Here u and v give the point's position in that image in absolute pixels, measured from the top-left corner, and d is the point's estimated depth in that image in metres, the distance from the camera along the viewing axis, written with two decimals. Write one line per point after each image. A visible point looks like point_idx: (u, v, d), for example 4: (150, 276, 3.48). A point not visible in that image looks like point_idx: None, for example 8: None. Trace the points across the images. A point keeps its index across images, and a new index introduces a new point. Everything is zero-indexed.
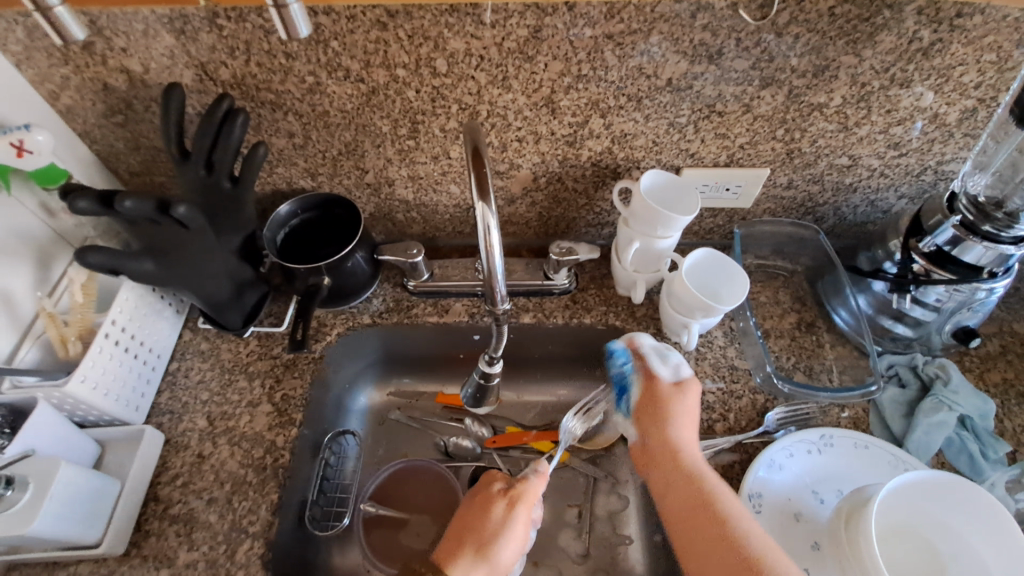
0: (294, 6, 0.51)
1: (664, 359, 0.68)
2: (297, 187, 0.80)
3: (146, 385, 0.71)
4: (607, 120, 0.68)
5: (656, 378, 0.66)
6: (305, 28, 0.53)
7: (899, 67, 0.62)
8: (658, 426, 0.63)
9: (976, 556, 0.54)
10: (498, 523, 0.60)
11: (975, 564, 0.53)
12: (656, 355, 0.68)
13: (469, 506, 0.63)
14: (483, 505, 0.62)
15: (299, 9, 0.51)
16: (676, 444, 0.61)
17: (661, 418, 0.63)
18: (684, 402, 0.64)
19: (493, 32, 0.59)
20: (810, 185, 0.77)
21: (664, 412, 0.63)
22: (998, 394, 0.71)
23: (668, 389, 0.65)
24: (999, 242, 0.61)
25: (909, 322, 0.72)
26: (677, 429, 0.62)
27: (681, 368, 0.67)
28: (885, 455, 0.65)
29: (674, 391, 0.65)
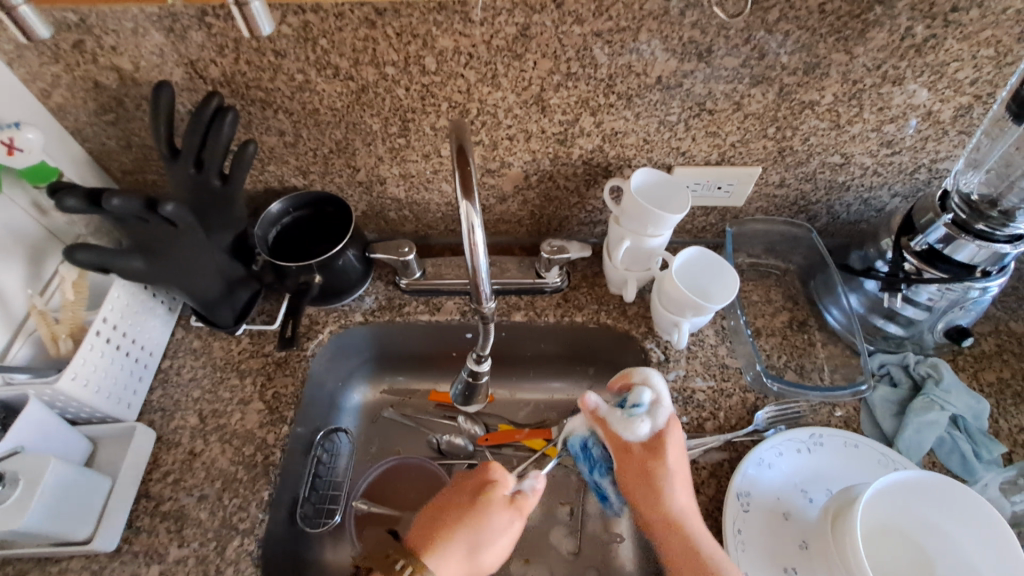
0: (256, 5, 0.53)
1: (629, 421, 0.61)
2: (289, 185, 0.80)
3: (138, 383, 0.71)
4: (597, 118, 0.68)
5: (627, 445, 0.61)
6: (267, 26, 0.54)
7: (891, 64, 0.61)
8: (647, 495, 0.58)
9: (963, 557, 0.53)
10: (494, 529, 0.56)
11: (963, 567, 0.53)
12: (624, 413, 0.62)
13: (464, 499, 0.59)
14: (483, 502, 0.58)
15: (260, 7, 0.53)
16: (678, 511, 0.57)
17: (650, 482, 0.58)
18: (666, 456, 0.59)
19: (482, 30, 0.59)
20: (803, 183, 0.76)
21: (657, 481, 0.58)
22: (993, 394, 0.71)
23: (644, 453, 0.60)
24: (994, 241, 0.61)
25: (901, 321, 0.72)
26: (662, 498, 0.58)
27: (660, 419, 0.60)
28: (875, 454, 0.65)
29: (648, 454, 0.60)
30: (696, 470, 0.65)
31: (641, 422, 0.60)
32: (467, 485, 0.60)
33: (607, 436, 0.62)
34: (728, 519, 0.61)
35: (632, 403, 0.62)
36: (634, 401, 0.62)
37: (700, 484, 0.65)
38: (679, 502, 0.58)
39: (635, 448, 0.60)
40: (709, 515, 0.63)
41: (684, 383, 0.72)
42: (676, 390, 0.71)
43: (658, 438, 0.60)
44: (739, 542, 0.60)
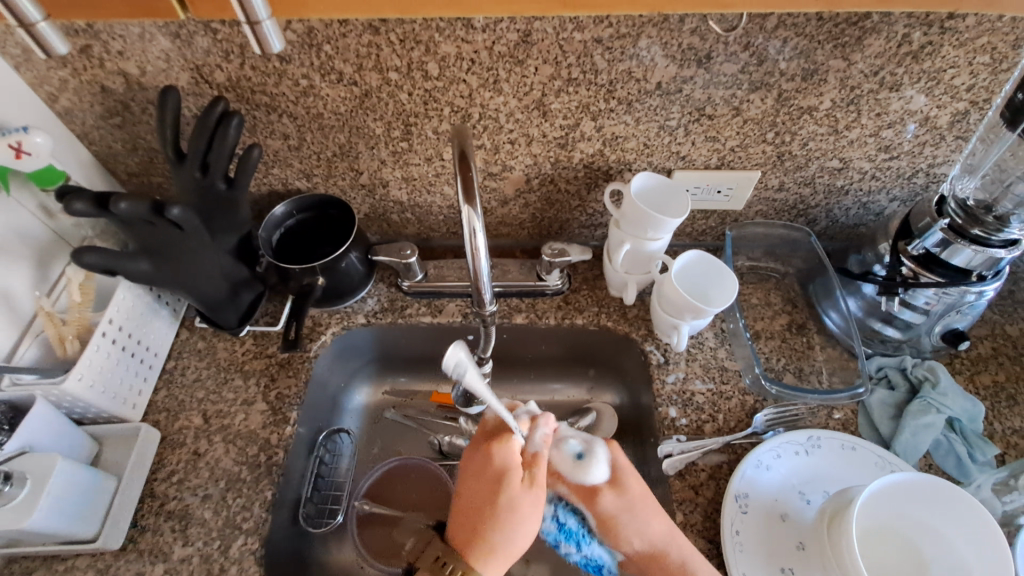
0: (266, 23, 0.54)
1: (574, 466, 0.61)
2: (293, 188, 0.81)
3: (143, 383, 0.72)
4: (598, 123, 0.69)
5: (590, 490, 0.60)
6: (278, 44, 0.56)
7: (888, 70, 0.62)
8: (627, 527, 0.58)
9: (957, 559, 0.54)
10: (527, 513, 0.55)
11: (957, 567, 0.53)
12: (570, 455, 0.62)
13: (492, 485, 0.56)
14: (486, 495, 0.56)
15: (271, 26, 0.54)
16: (660, 536, 0.58)
17: (626, 518, 0.58)
18: (633, 489, 0.59)
19: (484, 36, 0.60)
20: (802, 187, 0.77)
21: (625, 519, 0.58)
22: (988, 396, 0.72)
23: (608, 496, 0.59)
24: (989, 246, 0.62)
25: (898, 325, 0.72)
26: (636, 534, 0.58)
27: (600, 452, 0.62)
28: (872, 456, 0.65)
29: (612, 495, 0.60)
30: (695, 472, 0.66)
31: (586, 462, 0.61)
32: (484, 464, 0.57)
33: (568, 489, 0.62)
34: (726, 520, 0.61)
35: (570, 453, 0.62)
36: (565, 444, 0.63)
37: (699, 486, 0.65)
38: (657, 526, 0.58)
39: (592, 492, 0.60)
40: (707, 517, 0.63)
41: (684, 386, 0.72)
42: (675, 392, 0.72)
43: (611, 474, 0.61)
44: (737, 542, 0.60)
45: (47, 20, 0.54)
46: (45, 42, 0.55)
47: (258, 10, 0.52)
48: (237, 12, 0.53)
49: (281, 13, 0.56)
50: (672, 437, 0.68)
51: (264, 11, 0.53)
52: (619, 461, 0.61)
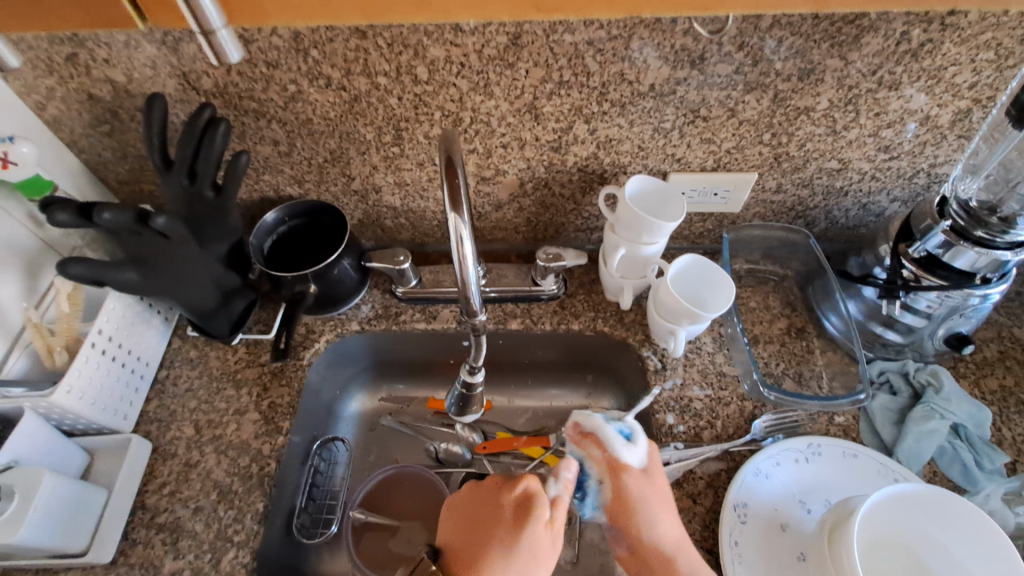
0: (222, 32, 0.57)
1: (620, 443, 0.59)
2: (285, 194, 0.80)
3: (134, 394, 0.71)
4: (591, 126, 0.68)
5: (619, 468, 0.58)
6: (234, 53, 0.60)
7: (887, 69, 0.61)
8: (654, 519, 0.56)
9: (953, 558, 0.54)
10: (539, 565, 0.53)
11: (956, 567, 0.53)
12: (617, 440, 0.59)
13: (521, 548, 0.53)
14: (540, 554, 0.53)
15: (226, 34, 0.58)
16: (672, 541, 0.55)
17: (656, 511, 0.56)
18: (660, 486, 0.58)
19: (474, 39, 0.59)
20: (800, 189, 0.76)
21: (648, 507, 0.56)
22: (995, 401, 0.70)
23: (637, 483, 0.57)
24: (993, 248, 0.60)
25: (900, 328, 0.71)
26: (660, 526, 0.56)
27: (642, 446, 0.59)
28: (875, 464, 0.64)
29: (642, 480, 0.58)
30: (693, 481, 0.65)
31: (634, 446, 0.59)
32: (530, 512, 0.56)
33: (599, 459, 0.59)
34: (725, 531, 0.60)
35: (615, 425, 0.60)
36: (612, 422, 0.60)
37: (697, 494, 0.64)
38: (670, 529, 0.56)
39: (618, 474, 0.58)
40: (705, 527, 0.62)
41: (682, 392, 0.71)
42: (673, 399, 0.71)
43: (642, 469, 0.59)
44: (736, 554, 0.59)
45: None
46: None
47: (213, 19, 0.56)
48: (193, 23, 0.57)
49: (236, 20, 0.58)
50: (670, 444, 0.67)
51: (218, 20, 0.56)
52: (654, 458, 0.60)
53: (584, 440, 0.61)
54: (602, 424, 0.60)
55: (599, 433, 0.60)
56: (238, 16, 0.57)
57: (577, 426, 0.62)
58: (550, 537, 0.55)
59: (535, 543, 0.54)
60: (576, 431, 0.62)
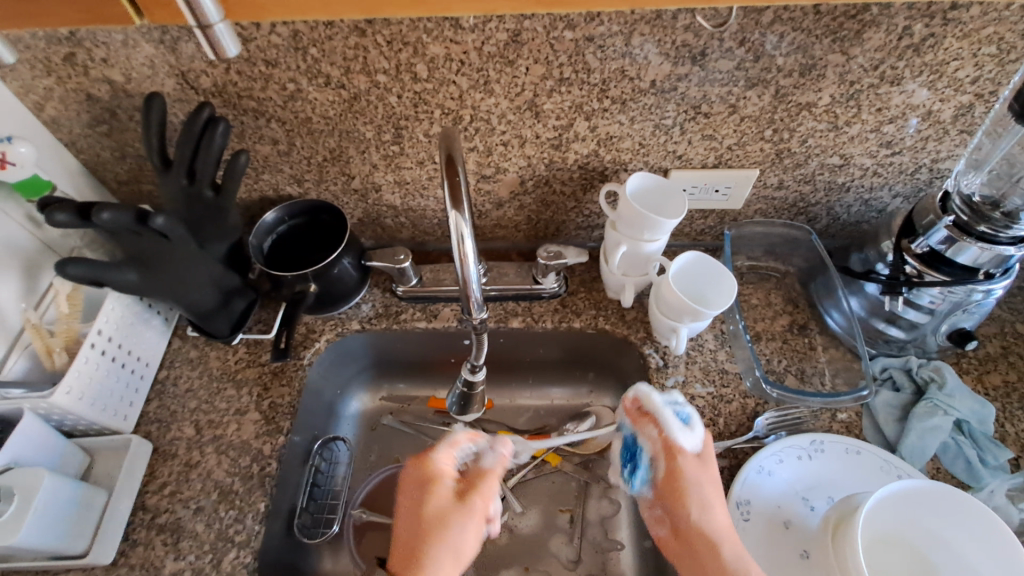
0: (219, 26, 0.53)
1: (680, 427, 0.59)
2: (284, 193, 0.79)
3: (134, 394, 0.71)
4: (592, 123, 0.67)
5: (673, 451, 0.59)
6: (233, 47, 0.55)
7: (889, 64, 0.60)
8: (699, 506, 0.57)
9: (959, 555, 0.54)
10: (458, 534, 0.55)
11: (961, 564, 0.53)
12: (676, 424, 0.59)
13: (433, 522, 0.56)
14: (455, 521, 0.56)
15: (225, 28, 0.54)
16: (718, 531, 0.56)
17: (705, 502, 0.57)
18: (711, 473, 0.58)
19: (473, 36, 0.58)
20: (802, 185, 0.75)
21: (693, 491, 0.57)
22: (998, 397, 0.70)
23: (689, 465, 0.58)
24: (996, 243, 0.60)
25: (903, 324, 0.71)
26: (710, 514, 0.56)
27: (699, 431, 0.60)
28: (878, 460, 0.64)
29: (696, 465, 0.58)
30: None
31: (692, 431, 0.59)
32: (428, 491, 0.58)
33: (654, 437, 0.61)
34: None
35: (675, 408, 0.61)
36: (673, 405, 0.61)
37: None
38: (718, 521, 0.56)
39: (669, 455, 0.60)
40: None
41: (684, 389, 0.71)
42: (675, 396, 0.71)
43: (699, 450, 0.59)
44: None
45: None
46: None
47: (210, 13, 0.52)
48: (188, 17, 0.52)
49: (236, 15, 0.55)
50: None
51: (216, 14, 0.52)
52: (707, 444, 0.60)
53: (641, 418, 0.63)
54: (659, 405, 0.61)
55: (653, 412, 0.61)
56: (239, 12, 0.54)
57: (636, 402, 0.63)
58: (459, 503, 0.57)
59: (442, 514, 0.56)
60: (631, 409, 0.64)
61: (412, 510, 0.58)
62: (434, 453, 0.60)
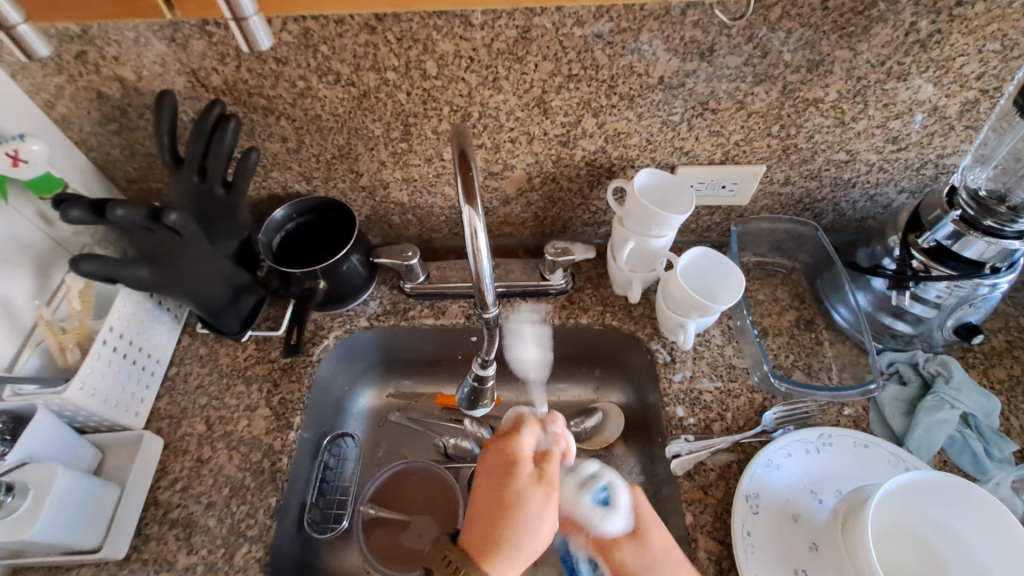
0: (253, 18, 0.52)
1: (599, 515, 0.60)
2: (293, 191, 0.80)
3: (145, 391, 0.72)
4: (600, 119, 0.68)
5: (607, 542, 0.59)
6: (266, 40, 0.55)
7: (896, 60, 0.61)
8: None
9: (967, 546, 0.54)
10: (535, 512, 0.56)
11: (970, 556, 0.54)
12: (597, 513, 0.60)
13: (512, 502, 0.56)
14: (533, 501, 0.56)
15: (259, 21, 0.53)
16: None
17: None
18: (654, 548, 0.57)
19: (483, 33, 0.59)
20: (808, 181, 0.76)
21: (643, 574, 0.56)
22: (1004, 391, 0.70)
23: (626, 552, 0.58)
24: (1002, 237, 0.60)
25: (909, 319, 0.71)
26: None
27: (620, 510, 0.60)
28: (885, 454, 0.64)
29: (633, 549, 0.57)
30: (704, 472, 0.65)
31: (612, 510, 0.60)
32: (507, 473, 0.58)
33: (585, 540, 0.61)
34: (737, 521, 0.60)
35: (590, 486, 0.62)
36: (589, 485, 0.62)
37: (709, 486, 0.64)
38: None
39: (604, 547, 0.60)
40: (717, 518, 0.62)
41: (691, 384, 0.71)
42: (683, 391, 0.71)
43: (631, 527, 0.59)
44: (748, 544, 0.59)
45: (27, 22, 0.52)
46: (24, 42, 0.52)
47: (245, 6, 0.51)
48: (222, 8, 0.51)
49: (269, 9, 0.56)
50: (680, 436, 0.67)
51: (251, 6, 0.51)
52: (641, 507, 0.60)
53: (567, 525, 0.63)
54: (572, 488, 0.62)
55: (572, 501, 0.62)
56: (270, 5, 0.55)
57: (558, 510, 0.64)
58: (537, 488, 0.57)
59: (521, 496, 0.56)
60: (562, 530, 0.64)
61: (488, 488, 0.58)
62: (512, 438, 0.60)
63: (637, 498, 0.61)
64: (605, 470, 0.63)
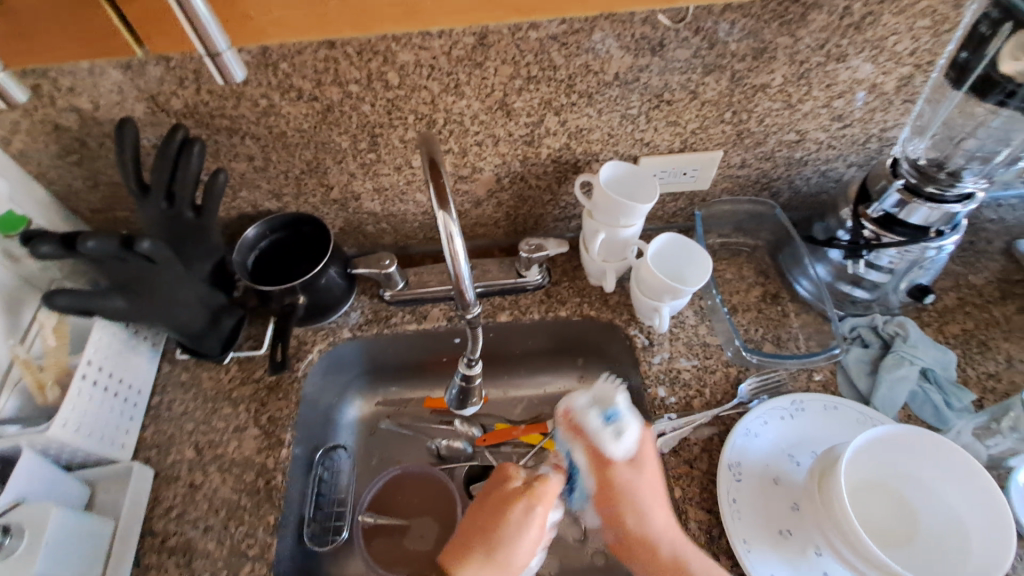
0: (226, 54, 0.54)
1: (609, 435, 0.60)
2: (263, 209, 0.80)
3: (130, 422, 0.71)
4: (562, 117, 0.70)
5: (605, 463, 0.60)
6: (239, 72, 0.56)
7: (833, 42, 0.64)
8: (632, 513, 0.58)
9: (929, 489, 0.59)
10: (518, 522, 0.56)
11: (932, 496, 0.58)
12: (608, 432, 0.60)
13: (494, 514, 0.58)
14: (510, 513, 0.57)
15: (232, 56, 0.55)
16: (662, 526, 0.58)
17: (637, 502, 0.58)
18: (647, 476, 0.60)
19: (441, 41, 0.60)
20: (763, 162, 0.79)
21: (633, 497, 0.58)
22: (959, 345, 0.75)
23: (622, 473, 0.59)
24: (944, 202, 0.65)
25: (867, 286, 0.75)
26: (655, 511, 0.58)
27: (629, 437, 0.60)
28: (853, 413, 0.68)
29: (630, 472, 0.59)
30: (689, 447, 0.68)
31: (620, 435, 0.60)
32: (496, 490, 0.60)
33: (585, 448, 0.61)
34: (722, 491, 0.63)
35: (602, 414, 0.61)
36: (602, 409, 0.61)
37: (694, 460, 0.67)
38: (659, 518, 0.58)
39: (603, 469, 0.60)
40: (704, 489, 0.65)
41: (670, 364, 0.74)
42: (662, 372, 0.74)
43: (638, 453, 0.61)
44: (735, 510, 0.62)
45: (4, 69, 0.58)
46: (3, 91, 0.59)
47: (217, 40, 0.53)
48: (196, 45, 0.53)
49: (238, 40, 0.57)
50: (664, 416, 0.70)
51: (223, 41, 0.53)
52: (646, 445, 0.61)
53: (572, 431, 0.62)
54: (583, 412, 0.62)
55: (585, 422, 0.61)
56: (239, 34, 0.57)
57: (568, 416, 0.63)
58: (525, 502, 0.58)
59: (505, 506, 0.58)
60: (564, 418, 0.63)
61: (477, 505, 0.60)
62: (510, 463, 0.63)
63: (644, 438, 0.61)
64: (620, 398, 0.61)
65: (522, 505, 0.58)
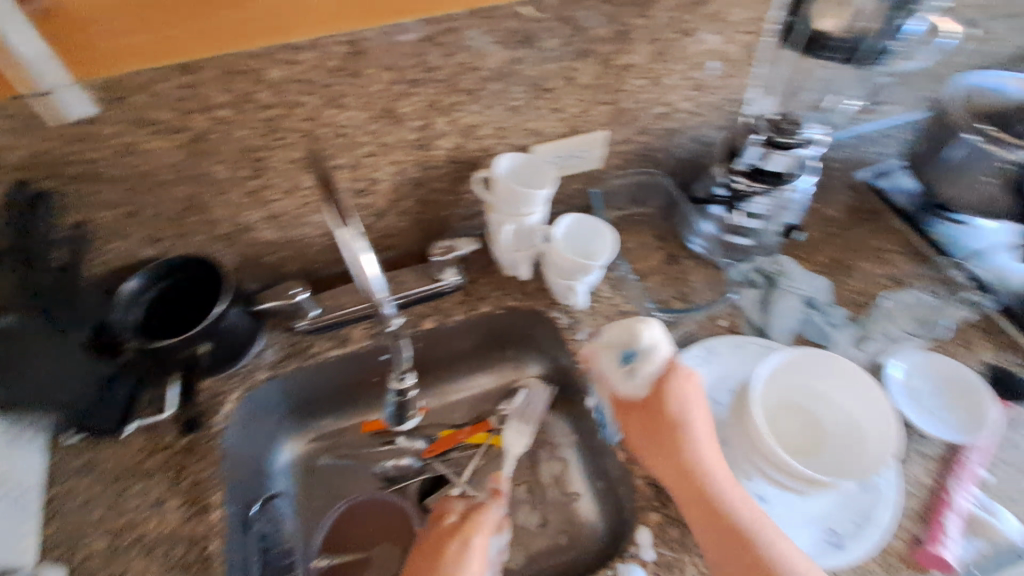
0: None
1: (625, 372, 0.64)
2: (141, 259, 0.72)
3: (20, 527, 0.61)
4: (450, 117, 0.70)
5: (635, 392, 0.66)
6: None
7: (683, 19, 0.71)
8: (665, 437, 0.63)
9: (828, 399, 0.67)
10: (453, 557, 0.59)
11: (831, 405, 0.67)
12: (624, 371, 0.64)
13: (431, 554, 0.61)
14: (447, 551, 0.60)
15: None
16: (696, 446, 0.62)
17: (669, 428, 0.63)
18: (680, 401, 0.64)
19: (311, 54, 0.58)
20: (642, 136, 0.85)
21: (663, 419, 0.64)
22: (828, 271, 0.86)
23: (653, 399, 0.65)
24: (794, 147, 0.73)
25: (747, 233, 0.85)
26: (690, 434, 0.63)
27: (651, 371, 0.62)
28: (757, 347, 0.76)
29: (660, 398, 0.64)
30: None
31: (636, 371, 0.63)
32: (433, 531, 0.64)
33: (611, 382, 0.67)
34: None
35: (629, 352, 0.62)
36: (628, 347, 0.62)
37: None
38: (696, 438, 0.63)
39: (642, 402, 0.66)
40: None
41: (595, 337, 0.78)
42: None
43: (671, 385, 0.64)
44: None
45: None
46: None
47: None
48: None
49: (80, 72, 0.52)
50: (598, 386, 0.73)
51: None
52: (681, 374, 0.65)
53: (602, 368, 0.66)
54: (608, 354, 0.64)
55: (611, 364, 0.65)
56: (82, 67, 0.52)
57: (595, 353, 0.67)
58: (459, 536, 0.62)
59: (440, 543, 0.62)
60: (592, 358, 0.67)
61: (418, 552, 0.63)
62: (445, 502, 0.67)
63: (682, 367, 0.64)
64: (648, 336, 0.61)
65: (456, 540, 0.61)
